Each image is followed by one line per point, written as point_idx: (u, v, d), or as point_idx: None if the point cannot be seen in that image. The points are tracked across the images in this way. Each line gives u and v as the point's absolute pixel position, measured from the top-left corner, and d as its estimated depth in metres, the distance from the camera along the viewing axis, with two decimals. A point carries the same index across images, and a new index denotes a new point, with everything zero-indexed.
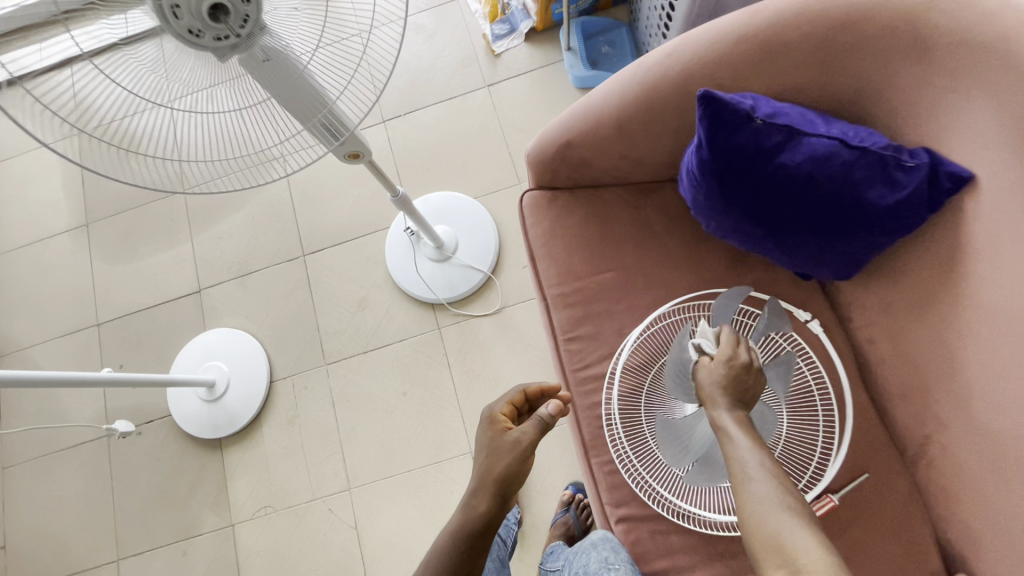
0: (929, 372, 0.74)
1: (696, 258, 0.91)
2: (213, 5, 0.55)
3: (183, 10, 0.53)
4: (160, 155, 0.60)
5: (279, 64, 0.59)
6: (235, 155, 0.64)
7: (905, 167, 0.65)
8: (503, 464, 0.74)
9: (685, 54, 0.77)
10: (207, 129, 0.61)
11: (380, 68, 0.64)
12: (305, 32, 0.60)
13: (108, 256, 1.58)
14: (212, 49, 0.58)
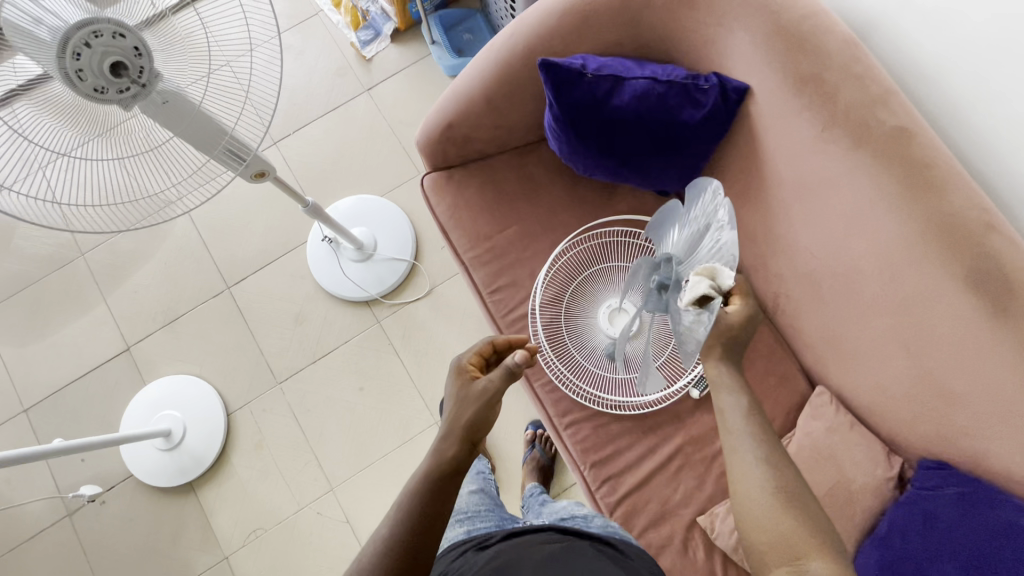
0: (762, 243, 0.96)
1: (578, 199, 1.09)
2: (113, 63, 0.62)
3: (87, 71, 0.61)
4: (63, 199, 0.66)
5: (177, 104, 0.67)
6: (137, 196, 0.72)
7: (703, 89, 0.84)
8: (470, 412, 0.72)
9: (524, 33, 0.93)
10: (112, 172, 0.69)
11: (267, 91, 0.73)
12: (193, 73, 0.68)
13: (17, 338, 1.52)
14: (118, 102, 0.65)
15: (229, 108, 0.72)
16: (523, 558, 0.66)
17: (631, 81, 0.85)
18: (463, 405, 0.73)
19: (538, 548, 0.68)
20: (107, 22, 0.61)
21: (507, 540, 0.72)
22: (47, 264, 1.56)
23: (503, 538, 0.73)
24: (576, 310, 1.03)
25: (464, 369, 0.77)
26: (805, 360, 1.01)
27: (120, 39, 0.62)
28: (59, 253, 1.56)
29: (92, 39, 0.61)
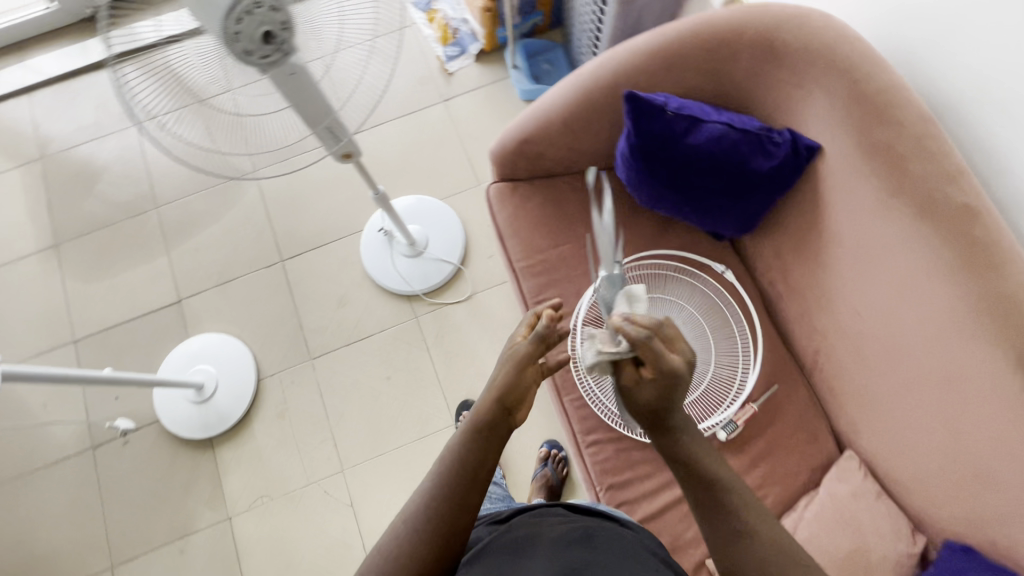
0: (812, 297, 0.99)
1: (634, 229, 1.13)
2: (265, 33, 0.66)
3: (242, 36, 0.65)
4: (197, 139, 0.73)
5: (302, 80, 0.75)
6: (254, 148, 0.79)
7: (775, 142, 0.89)
8: (504, 376, 0.74)
9: (612, 66, 0.99)
10: (239, 123, 0.77)
11: (373, 91, 0.82)
12: (321, 58, 0.77)
13: (81, 274, 1.62)
14: (257, 65, 0.70)
15: (337, 95, 0.82)
16: (534, 533, 0.70)
17: (708, 123, 0.89)
18: (505, 367, 0.75)
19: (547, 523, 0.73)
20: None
21: (518, 516, 0.77)
22: (123, 211, 1.67)
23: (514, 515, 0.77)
24: None
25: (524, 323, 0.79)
26: (836, 422, 1.00)
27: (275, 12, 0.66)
28: (136, 203, 1.68)
29: (254, 7, 0.63)
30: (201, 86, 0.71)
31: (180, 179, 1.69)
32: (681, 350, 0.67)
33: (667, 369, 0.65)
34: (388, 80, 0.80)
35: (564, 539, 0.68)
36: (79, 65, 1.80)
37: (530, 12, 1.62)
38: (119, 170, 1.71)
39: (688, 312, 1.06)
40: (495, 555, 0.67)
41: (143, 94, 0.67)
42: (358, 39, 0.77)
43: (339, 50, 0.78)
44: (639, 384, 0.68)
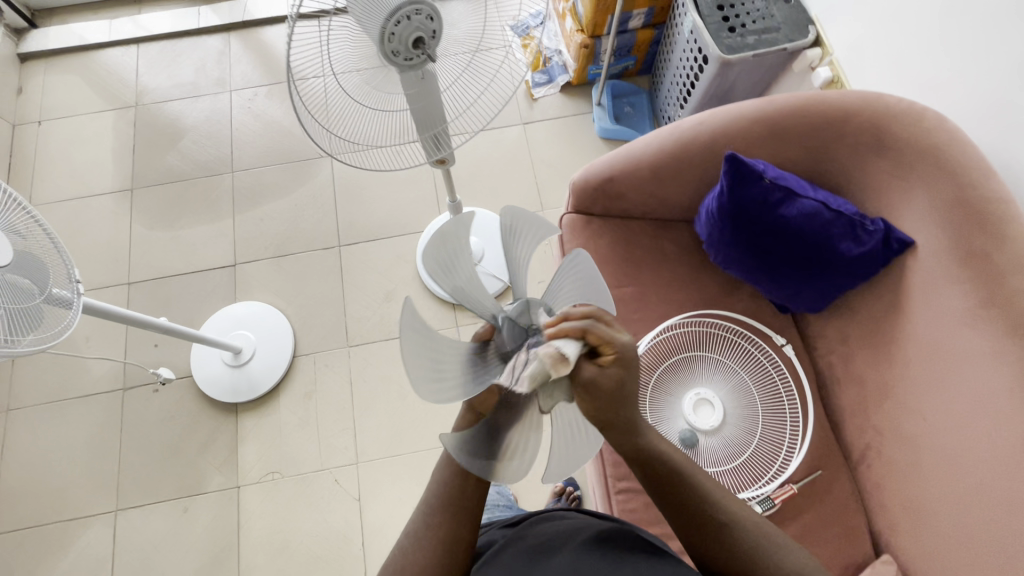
0: (872, 389, 0.97)
1: (700, 285, 1.13)
2: (418, 40, 0.73)
3: (398, 37, 0.71)
4: (312, 109, 0.71)
5: (427, 88, 0.80)
6: (348, 134, 0.79)
7: (868, 230, 0.88)
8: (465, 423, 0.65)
9: (713, 125, 1.01)
10: (349, 110, 0.76)
11: (482, 115, 0.94)
12: (449, 75, 0.86)
13: (149, 221, 1.68)
14: (396, 65, 0.75)
15: (452, 107, 0.91)
16: (554, 538, 0.73)
17: (804, 199, 0.89)
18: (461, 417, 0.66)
19: (566, 527, 0.76)
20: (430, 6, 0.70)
21: (537, 519, 0.80)
22: (200, 169, 1.74)
23: (533, 517, 0.81)
24: (664, 385, 1.06)
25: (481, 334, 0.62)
26: (875, 521, 0.97)
27: (430, 23, 0.72)
28: (214, 164, 1.74)
29: (414, 14, 0.69)
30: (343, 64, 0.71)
31: (260, 150, 1.75)
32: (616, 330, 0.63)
33: (621, 350, 0.60)
34: (496, 112, 0.93)
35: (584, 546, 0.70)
36: (189, 27, 1.90)
37: (625, 55, 1.66)
38: (205, 131, 1.78)
39: (738, 377, 1.06)
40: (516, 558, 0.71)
41: (299, 56, 0.65)
42: (487, 69, 0.88)
43: (467, 74, 0.87)
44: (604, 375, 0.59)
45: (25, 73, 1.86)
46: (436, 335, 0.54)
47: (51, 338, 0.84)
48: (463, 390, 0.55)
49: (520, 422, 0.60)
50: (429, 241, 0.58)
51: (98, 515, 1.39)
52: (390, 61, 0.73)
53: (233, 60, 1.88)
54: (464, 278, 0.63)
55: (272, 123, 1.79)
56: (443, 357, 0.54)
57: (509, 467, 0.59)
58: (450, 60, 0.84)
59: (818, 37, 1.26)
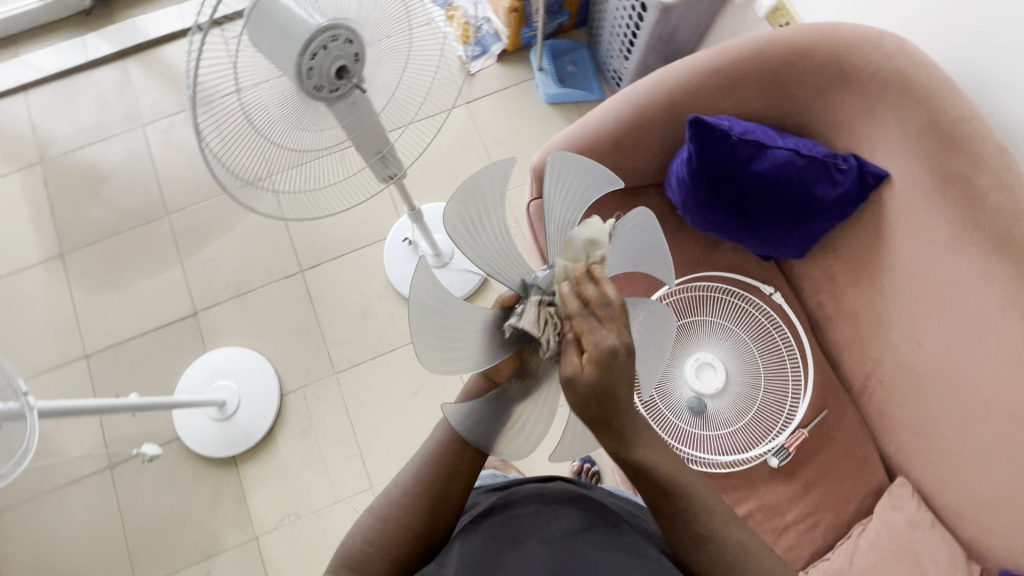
0: (866, 323, 0.97)
1: (680, 249, 1.10)
2: (340, 70, 0.68)
3: (316, 72, 0.65)
4: (215, 126, 0.60)
5: (358, 117, 0.75)
6: (258, 166, 0.67)
7: (842, 170, 0.86)
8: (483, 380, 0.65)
9: (669, 84, 0.95)
10: (266, 138, 0.66)
11: (422, 138, 0.89)
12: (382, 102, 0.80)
13: (91, 285, 1.55)
14: (324, 99, 0.70)
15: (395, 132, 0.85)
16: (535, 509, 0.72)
17: (775, 149, 0.86)
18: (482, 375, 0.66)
19: (548, 496, 0.75)
20: (347, 28, 0.65)
21: (525, 487, 0.79)
22: (132, 218, 1.60)
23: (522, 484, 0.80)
24: (662, 357, 1.05)
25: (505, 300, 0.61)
26: (885, 447, 0.99)
27: (349, 44, 0.66)
28: (146, 210, 1.61)
29: (330, 41, 0.64)
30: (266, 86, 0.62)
31: (192, 185, 1.62)
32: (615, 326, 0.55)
33: (602, 348, 0.53)
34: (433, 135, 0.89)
35: (563, 525, 0.69)
36: (78, 62, 1.71)
37: (558, 12, 1.57)
38: (127, 175, 1.64)
39: (738, 338, 1.05)
40: (493, 529, 0.70)
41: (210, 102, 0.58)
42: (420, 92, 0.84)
43: (401, 98, 0.82)
44: (580, 372, 0.54)
45: None
46: (451, 310, 0.54)
47: (3, 478, 0.77)
48: (472, 367, 0.56)
49: (533, 397, 0.63)
50: (453, 200, 0.52)
51: None
52: (311, 98, 0.67)
53: (138, 89, 1.71)
54: (490, 242, 0.57)
55: (197, 153, 1.65)
56: (455, 337, 0.55)
57: (509, 437, 0.62)
58: (383, 88, 0.78)
59: None
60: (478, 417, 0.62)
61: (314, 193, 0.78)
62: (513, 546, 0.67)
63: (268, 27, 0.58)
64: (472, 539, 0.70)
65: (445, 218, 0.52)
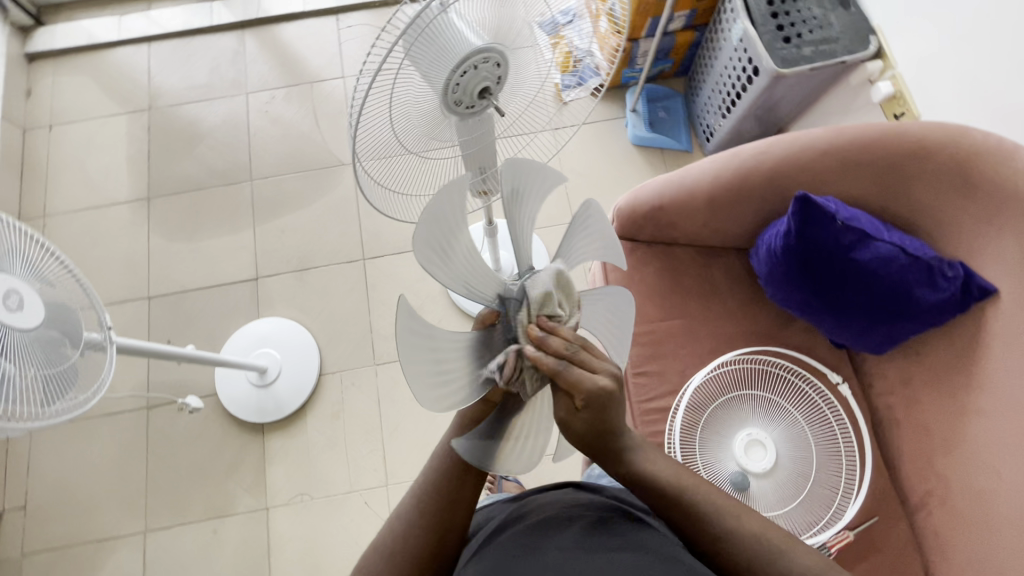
0: (936, 436, 0.92)
1: (750, 317, 1.08)
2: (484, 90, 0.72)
3: (465, 88, 0.69)
4: (373, 100, 0.61)
5: (480, 132, 0.79)
6: (379, 144, 0.68)
7: (946, 276, 0.84)
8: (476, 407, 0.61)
9: (776, 155, 0.95)
10: (401, 123, 0.68)
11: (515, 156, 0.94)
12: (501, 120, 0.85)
13: (167, 232, 1.63)
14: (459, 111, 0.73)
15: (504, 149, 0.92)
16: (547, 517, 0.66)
17: (879, 242, 0.85)
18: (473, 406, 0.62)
19: (558, 505, 0.70)
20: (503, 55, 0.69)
21: (535, 500, 0.73)
22: (218, 177, 1.68)
23: (534, 496, 0.75)
24: (712, 423, 0.99)
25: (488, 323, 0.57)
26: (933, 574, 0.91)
27: (497, 69, 0.70)
28: (232, 172, 1.68)
29: (481, 62, 0.67)
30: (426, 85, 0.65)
31: (279, 157, 1.69)
32: (602, 367, 0.56)
33: (596, 391, 0.54)
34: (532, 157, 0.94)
35: (574, 531, 0.63)
36: (202, 25, 1.82)
37: (662, 58, 1.58)
38: (222, 136, 1.72)
39: (785, 410, 1.00)
40: (503, 542, 0.64)
41: (369, 115, 0.62)
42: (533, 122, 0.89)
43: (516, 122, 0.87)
44: (574, 413, 0.56)
45: (34, 73, 1.79)
46: (437, 334, 0.51)
47: (87, 402, 0.80)
48: (472, 394, 0.54)
49: (531, 406, 0.60)
50: (420, 226, 0.49)
51: (127, 536, 1.37)
52: (452, 109, 0.70)
53: (249, 59, 1.80)
54: (465, 259, 0.55)
55: (290, 128, 1.72)
56: (446, 357, 0.52)
57: (506, 454, 0.58)
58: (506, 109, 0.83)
59: (880, 48, 1.18)
60: (472, 437, 0.57)
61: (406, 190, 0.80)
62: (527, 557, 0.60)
63: (450, 40, 0.61)
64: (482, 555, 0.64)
65: (416, 253, 0.50)
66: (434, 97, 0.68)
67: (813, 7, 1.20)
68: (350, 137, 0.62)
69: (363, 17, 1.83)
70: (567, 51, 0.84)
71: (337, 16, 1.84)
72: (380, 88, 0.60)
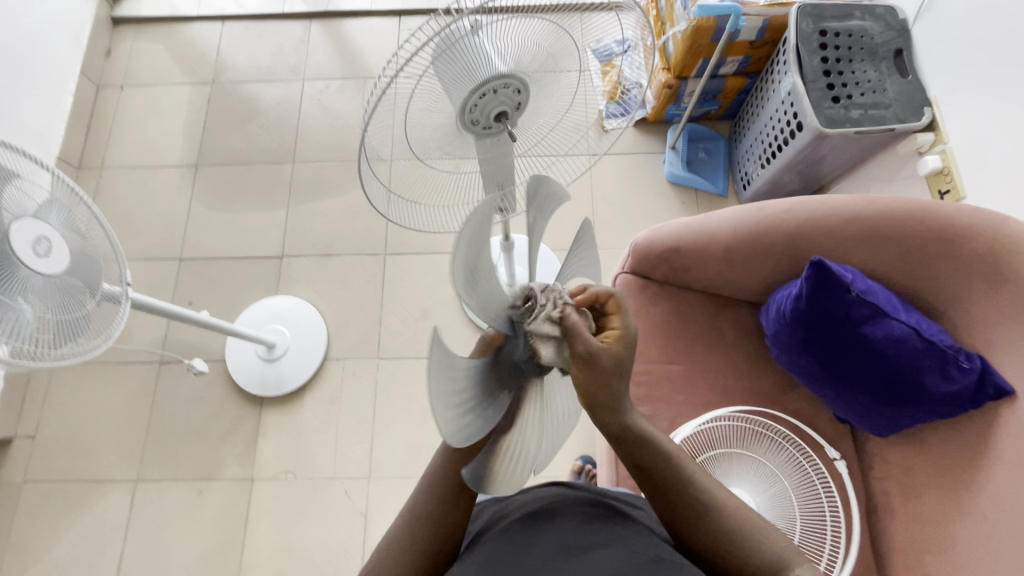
0: (930, 534, 0.86)
1: (753, 375, 1.05)
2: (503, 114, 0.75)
3: (484, 110, 0.72)
4: (389, 111, 0.64)
5: (498, 149, 0.82)
6: (394, 151, 0.71)
7: (961, 367, 0.79)
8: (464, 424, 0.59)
9: (801, 216, 0.93)
10: (419, 133, 0.71)
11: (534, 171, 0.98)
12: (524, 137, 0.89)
13: (208, 200, 1.71)
14: (477, 129, 0.76)
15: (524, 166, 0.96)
16: (531, 522, 0.65)
17: (892, 321, 0.81)
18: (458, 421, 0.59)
19: (545, 501, 0.68)
20: (524, 83, 0.71)
21: (523, 496, 0.72)
22: (263, 155, 1.75)
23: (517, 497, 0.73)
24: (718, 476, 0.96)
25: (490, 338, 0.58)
26: None
27: (517, 95, 0.73)
28: (277, 152, 1.75)
29: (502, 88, 0.69)
30: (445, 100, 0.67)
31: (323, 144, 1.75)
32: (619, 324, 0.58)
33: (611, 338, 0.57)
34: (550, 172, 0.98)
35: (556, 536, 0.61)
36: (273, 11, 1.92)
37: (710, 100, 1.56)
38: (274, 117, 1.80)
39: (771, 474, 0.98)
40: (492, 546, 0.63)
41: (381, 111, 0.63)
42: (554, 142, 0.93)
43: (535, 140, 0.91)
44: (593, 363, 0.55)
45: (116, 35, 1.92)
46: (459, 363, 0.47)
47: (98, 347, 0.85)
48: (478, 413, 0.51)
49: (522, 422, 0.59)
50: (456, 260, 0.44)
51: (119, 482, 1.43)
52: (469, 127, 0.73)
53: (311, 48, 1.88)
54: (489, 286, 0.51)
55: (338, 118, 1.79)
56: (461, 387, 0.47)
57: (508, 475, 0.57)
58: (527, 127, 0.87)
59: (934, 120, 1.14)
60: (477, 465, 0.55)
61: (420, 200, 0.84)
62: (511, 559, 0.59)
63: (471, 63, 0.63)
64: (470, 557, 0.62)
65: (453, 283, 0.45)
66: (452, 108, 0.69)
67: (869, 71, 1.17)
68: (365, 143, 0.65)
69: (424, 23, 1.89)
70: (615, 80, 0.86)
71: (400, 18, 1.90)
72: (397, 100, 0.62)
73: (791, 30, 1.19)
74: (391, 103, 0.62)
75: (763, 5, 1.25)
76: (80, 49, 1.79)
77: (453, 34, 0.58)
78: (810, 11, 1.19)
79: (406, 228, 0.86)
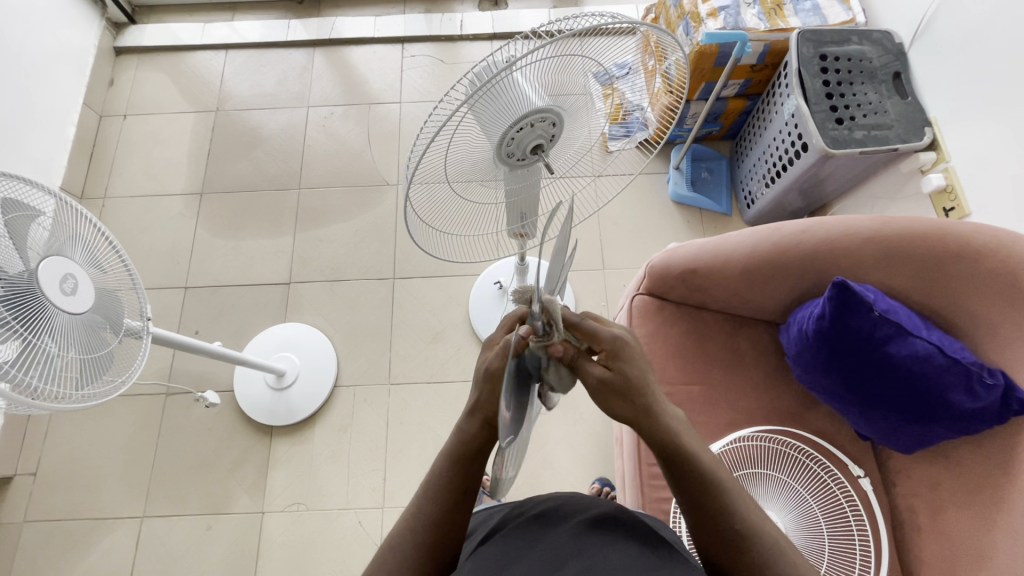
0: (961, 553, 0.85)
1: (772, 394, 1.05)
2: (537, 147, 0.78)
3: (519, 144, 0.75)
4: (433, 145, 0.67)
5: (527, 178, 0.86)
6: (432, 180, 0.74)
7: (985, 383, 0.80)
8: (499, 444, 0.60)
9: (818, 236, 0.94)
10: (456, 164, 0.74)
11: (558, 196, 1.03)
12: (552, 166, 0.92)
13: (213, 227, 1.70)
14: (510, 161, 0.79)
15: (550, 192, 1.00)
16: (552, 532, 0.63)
17: (916, 339, 0.84)
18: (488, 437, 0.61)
19: (566, 512, 0.67)
20: (559, 120, 0.74)
21: (534, 501, 0.72)
22: (269, 182, 1.75)
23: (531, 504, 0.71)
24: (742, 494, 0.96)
25: (492, 344, 0.64)
26: None
27: (552, 128, 0.76)
28: (282, 178, 1.75)
29: (539, 122, 0.72)
30: (484, 136, 0.70)
31: (329, 170, 1.76)
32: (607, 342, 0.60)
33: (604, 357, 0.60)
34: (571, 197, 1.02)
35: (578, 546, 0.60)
36: (277, 39, 1.94)
37: (712, 121, 1.60)
38: (279, 144, 1.80)
39: (798, 494, 0.96)
40: (513, 554, 0.61)
41: (426, 160, 0.69)
42: (579, 170, 0.97)
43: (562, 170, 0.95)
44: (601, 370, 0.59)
45: (118, 65, 1.92)
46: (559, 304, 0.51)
47: (121, 384, 0.84)
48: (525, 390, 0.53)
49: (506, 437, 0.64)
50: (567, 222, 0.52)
51: (124, 519, 1.39)
52: (504, 160, 0.76)
53: (315, 75, 1.90)
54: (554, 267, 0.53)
55: (344, 143, 1.79)
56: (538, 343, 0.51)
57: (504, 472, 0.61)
58: (556, 158, 0.90)
59: (935, 139, 1.18)
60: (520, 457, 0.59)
61: (448, 226, 0.87)
62: (518, 564, 0.59)
63: (514, 103, 0.66)
64: (472, 556, 0.62)
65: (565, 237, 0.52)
66: (489, 148, 0.74)
67: (869, 93, 1.21)
68: (409, 175, 0.67)
69: (427, 49, 1.92)
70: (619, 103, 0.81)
71: (403, 45, 1.93)
72: (442, 135, 0.65)
73: (792, 55, 1.23)
74: (437, 138, 0.65)
75: (764, 30, 1.29)
76: (83, 79, 1.78)
77: (502, 78, 0.61)
78: (811, 37, 1.24)
79: (454, 262, 0.93)
